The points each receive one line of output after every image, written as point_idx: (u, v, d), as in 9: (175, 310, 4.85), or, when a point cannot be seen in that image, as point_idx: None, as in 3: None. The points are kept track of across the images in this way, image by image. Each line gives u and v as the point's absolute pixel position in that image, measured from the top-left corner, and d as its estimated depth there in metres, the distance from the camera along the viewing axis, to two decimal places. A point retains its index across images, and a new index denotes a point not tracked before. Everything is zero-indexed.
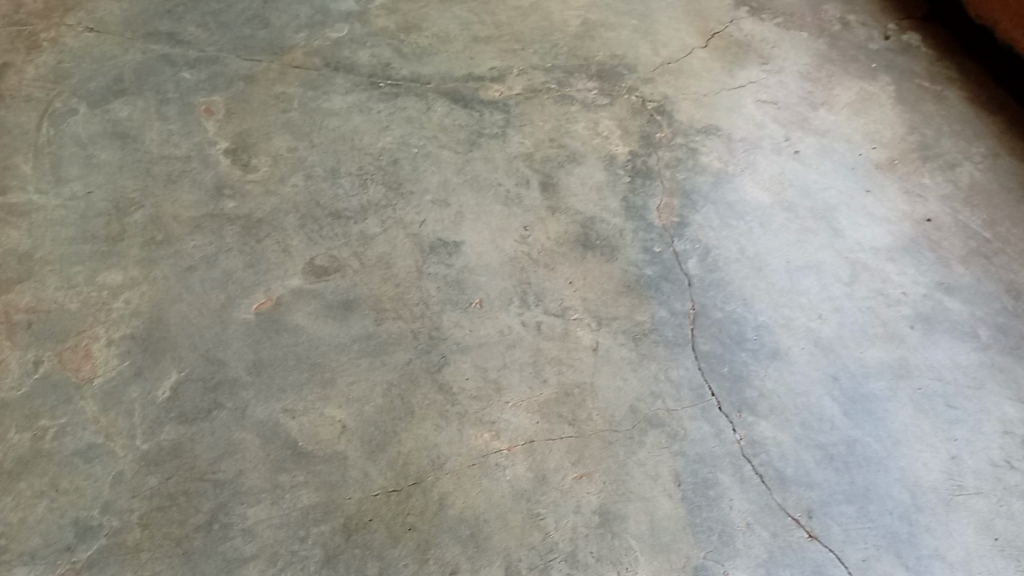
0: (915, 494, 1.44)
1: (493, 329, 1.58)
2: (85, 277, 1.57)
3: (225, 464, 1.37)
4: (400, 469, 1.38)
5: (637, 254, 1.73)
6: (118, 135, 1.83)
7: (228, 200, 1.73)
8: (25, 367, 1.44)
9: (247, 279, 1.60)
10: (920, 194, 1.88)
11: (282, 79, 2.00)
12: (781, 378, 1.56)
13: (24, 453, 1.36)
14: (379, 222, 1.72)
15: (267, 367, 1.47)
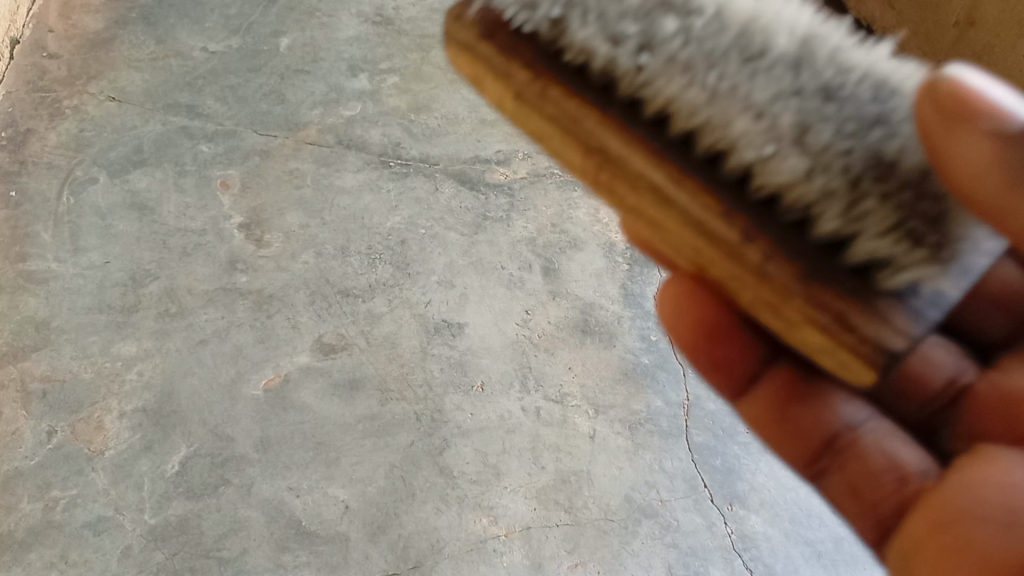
0: None
1: (493, 414, 1.61)
2: (99, 347, 1.61)
3: (230, 541, 1.40)
4: (400, 553, 1.43)
5: (634, 342, 1.77)
6: (136, 206, 1.89)
7: (240, 274, 1.78)
8: (39, 436, 1.49)
9: (257, 354, 1.64)
10: None
11: (296, 155, 2.07)
12: (772, 472, 1.61)
13: (36, 523, 1.40)
14: (386, 300, 1.78)
15: (273, 445, 1.51)
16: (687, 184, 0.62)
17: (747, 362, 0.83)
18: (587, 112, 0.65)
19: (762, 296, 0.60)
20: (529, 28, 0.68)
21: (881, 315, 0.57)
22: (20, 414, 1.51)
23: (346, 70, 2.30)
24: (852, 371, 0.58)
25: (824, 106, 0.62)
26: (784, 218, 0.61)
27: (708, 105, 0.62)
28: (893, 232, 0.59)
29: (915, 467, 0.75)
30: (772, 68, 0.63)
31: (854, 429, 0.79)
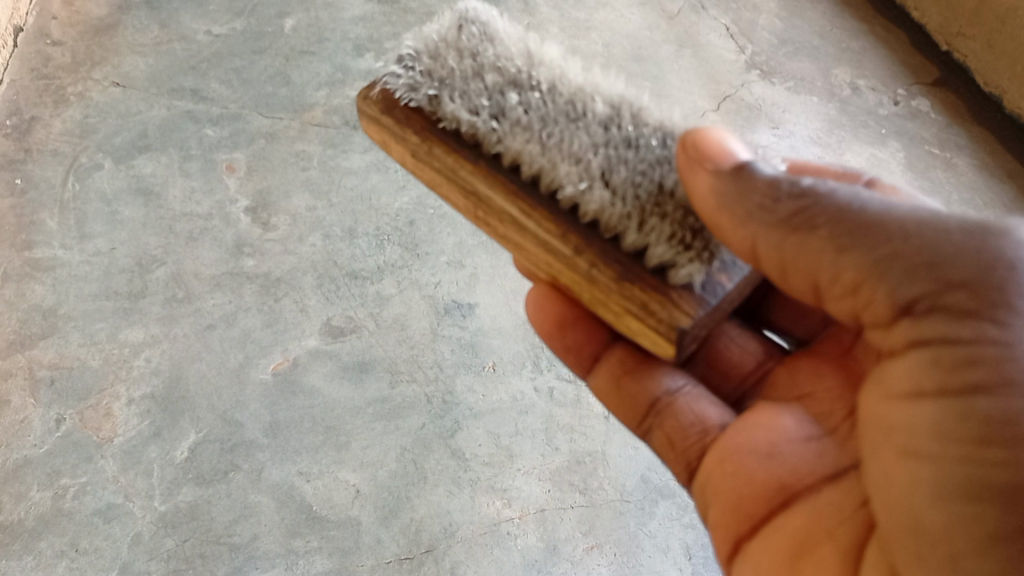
0: None
1: (505, 395, 1.58)
2: (106, 334, 1.59)
3: (241, 527, 1.39)
4: (413, 536, 1.40)
5: None
6: (142, 191, 1.87)
7: (248, 258, 1.76)
8: (47, 425, 1.47)
9: (265, 338, 1.62)
10: None
11: (302, 137, 2.04)
12: None
13: (46, 511, 1.39)
14: (395, 283, 1.75)
15: (283, 430, 1.49)
16: (533, 213, 0.81)
17: (594, 345, 0.99)
18: (462, 165, 0.85)
19: (595, 294, 0.79)
20: (417, 104, 0.88)
21: (674, 302, 0.74)
22: (28, 402, 1.50)
23: (352, 50, 2.26)
24: (661, 347, 0.75)
25: (626, 152, 0.82)
26: (606, 235, 0.79)
27: (541, 156, 0.81)
28: (674, 242, 0.77)
29: (716, 421, 0.93)
30: (588, 126, 0.83)
31: (671, 394, 0.94)
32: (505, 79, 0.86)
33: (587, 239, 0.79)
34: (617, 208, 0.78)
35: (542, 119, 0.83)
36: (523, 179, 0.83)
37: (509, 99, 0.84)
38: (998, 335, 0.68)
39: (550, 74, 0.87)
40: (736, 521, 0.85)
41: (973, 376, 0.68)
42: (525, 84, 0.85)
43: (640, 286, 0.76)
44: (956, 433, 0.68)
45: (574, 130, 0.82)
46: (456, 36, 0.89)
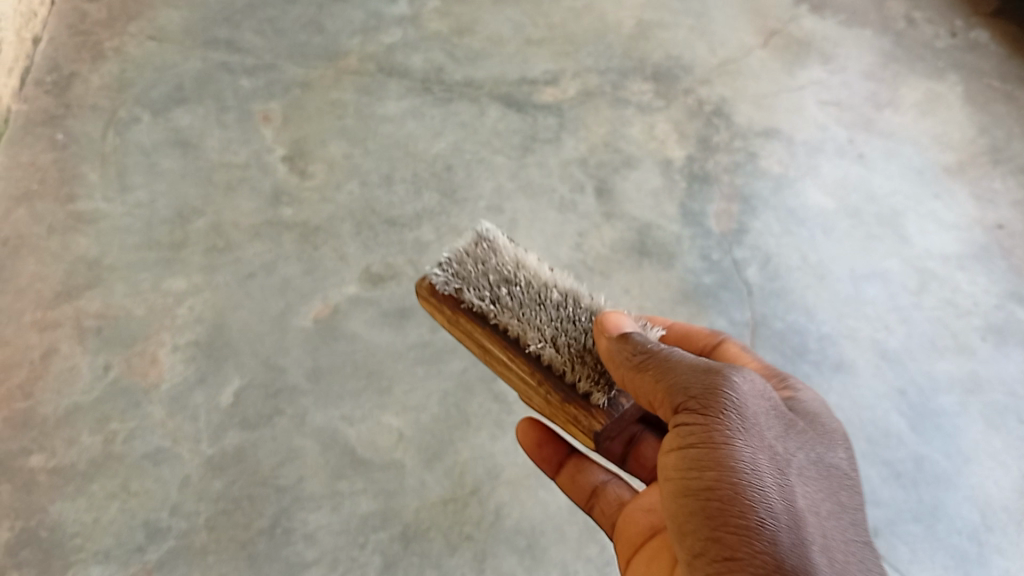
0: (986, 514, 1.37)
1: None
2: (150, 283, 1.60)
3: (286, 470, 1.36)
4: (457, 478, 1.37)
5: (694, 261, 1.70)
6: (180, 143, 1.87)
7: (286, 207, 1.75)
8: (95, 372, 1.46)
9: (305, 286, 1.61)
10: (991, 198, 1.86)
11: (337, 85, 2.01)
12: (845, 391, 1.51)
13: (97, 456, 1.37)
14: (433, 229, 1.73)
15: (325, 375, 1.48)
16: (511, 364, 0.98)
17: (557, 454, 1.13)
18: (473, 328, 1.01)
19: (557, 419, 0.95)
20: (446, 292, 1.03)
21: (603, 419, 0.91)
22: (76, 349, 1.49)
23: None
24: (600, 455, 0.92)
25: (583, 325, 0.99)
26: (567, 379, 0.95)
27: (522, 326, 0.97)
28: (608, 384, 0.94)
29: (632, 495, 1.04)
30: (556, 306, 0.99)
31: (603, 482, 1.08)
32: (501, 276, 1.01)
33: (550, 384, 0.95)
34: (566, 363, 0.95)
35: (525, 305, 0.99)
36: (512, 340, 0.99)
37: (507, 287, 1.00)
38: (702, 420, 0.76)
39: (534, 263, 1.04)
40: (626, 552, 0.95)
41: (690, 440, 0.76)
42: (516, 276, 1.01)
43: (580, 415, 0.92)
44: (682, 472, 0.76)
45: (538, 308, 0.98)
46: (473, 248, 1.04)
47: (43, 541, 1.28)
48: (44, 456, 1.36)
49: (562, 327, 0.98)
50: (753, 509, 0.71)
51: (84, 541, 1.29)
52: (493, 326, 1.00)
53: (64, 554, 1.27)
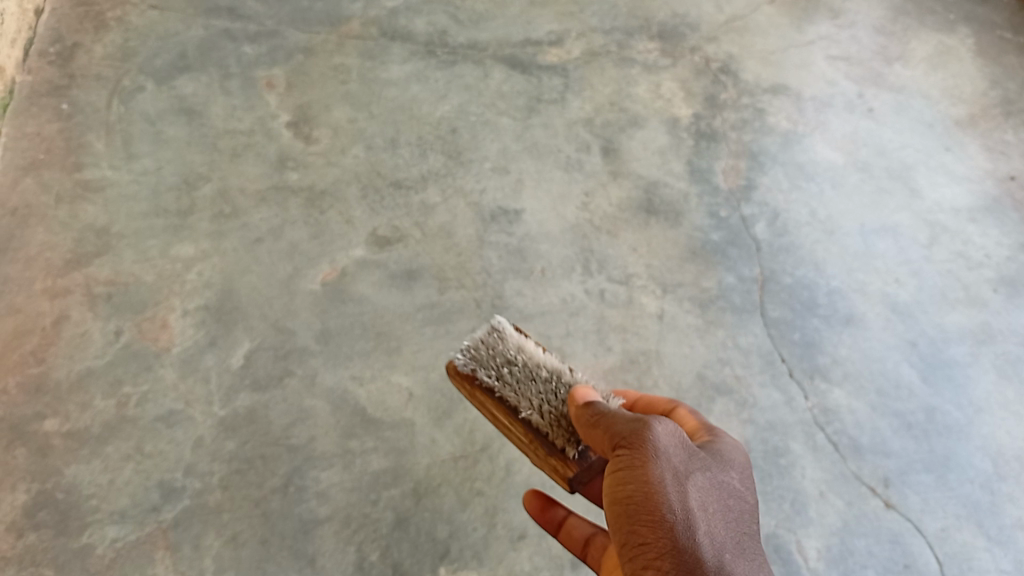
0: (998, 463, 1.37)
1: (556, 298, 1.56)
2: (159, 250, 1.60)
3: (298, 430, 1.37)
4: (467, 436, 1.37)
5: (702, 219, 1.70)
6: (185, 111, 1.86)
7: (292, 172, 1.75)
8: (106, 337, 1.47)
9: (313, 250, 1.62)
10: (1002, 150, 1.84)
11: (340, 50, 2.00)
12: (855, 344, 1.51)
13: (110, 419, 1.37)
14: (439, 191, 1.72)
15: (334, 336, 1.49)
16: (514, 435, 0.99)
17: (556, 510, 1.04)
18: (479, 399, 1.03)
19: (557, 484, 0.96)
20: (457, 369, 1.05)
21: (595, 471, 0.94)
22: (87, 315, 1.49)
23: None
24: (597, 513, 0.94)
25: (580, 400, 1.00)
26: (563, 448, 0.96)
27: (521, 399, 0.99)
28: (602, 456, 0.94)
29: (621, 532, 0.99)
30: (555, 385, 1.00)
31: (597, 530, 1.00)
32: (506, 359, 1.03)
33: (531, 435, 0.97)
34: (542, 416, 0.97)
35: (512, 374, 1.02)
36: (494, 397, 1.01)
37: (486, 352, 1.04)
38: (626, 443, 0.82)
39: (512, 329, 1.08)
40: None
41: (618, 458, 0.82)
42: (495, 340, 1.05)
43: (557, 464, 0.94)
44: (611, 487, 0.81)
45: (539, 387, 1.00)
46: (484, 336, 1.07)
47: (58, 503, 1.27)
48: (57, 419, 1.36)
49: (539, 383, 1.00)
50: (667, 511, 0.76)
51: (99, 503, 1.28)
52: (475, 385, 1.03)
53: (80, 515, 1.26)
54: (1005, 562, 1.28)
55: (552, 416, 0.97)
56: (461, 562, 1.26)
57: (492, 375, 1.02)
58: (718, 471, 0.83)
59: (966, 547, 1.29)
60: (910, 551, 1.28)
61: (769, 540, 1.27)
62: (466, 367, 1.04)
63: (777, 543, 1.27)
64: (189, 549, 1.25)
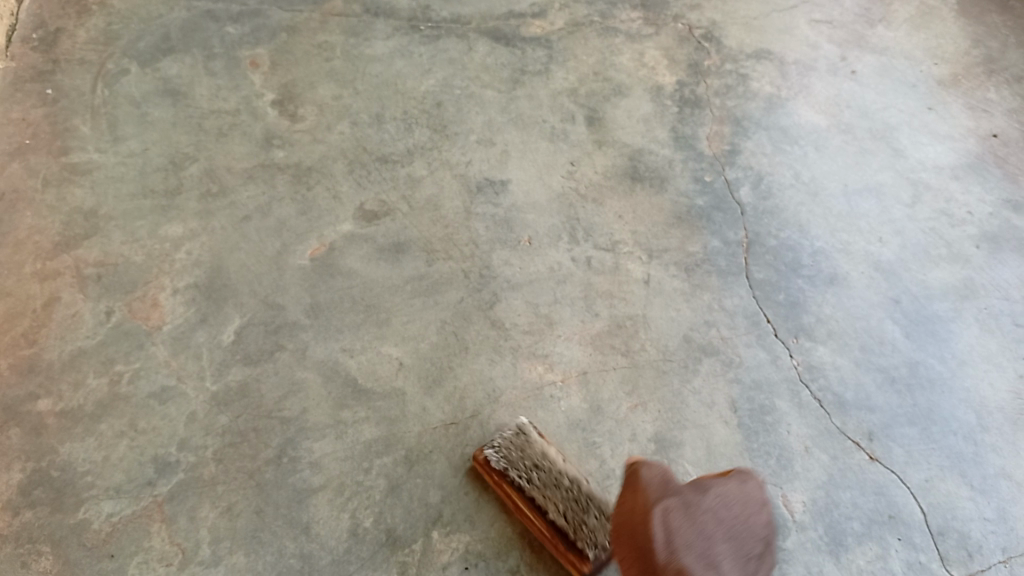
0: (982, 415, 1.39)
1: (543, 266, 1.57)
2: (147, 230, 1.61)
3: (290, 402, 1.38)
4: (457, 403, 1.39)
5: (687, 184, 1.71)
6: (169, 92, 1.87)
7: (278, 150, 1.76)
8: (97, 317, 1.48)
9: (300, 226, 1.63)
10: (986, 108, 1.85)
11: (323, 28, 2.00)
12: (840, 303, 1.52)
13: (103, 397, 1.38)
14: (425, 164, 1.74)
15: (323, 310, 1.50)
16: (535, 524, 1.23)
17: None
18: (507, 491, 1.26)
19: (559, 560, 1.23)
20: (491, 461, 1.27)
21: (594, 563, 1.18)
22: (78, 297, 1.50)
23: None
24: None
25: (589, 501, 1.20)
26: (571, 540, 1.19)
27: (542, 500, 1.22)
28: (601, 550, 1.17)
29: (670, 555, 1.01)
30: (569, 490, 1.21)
31: None
32: (535, 464, 1.24)
33: (552, 531, 1.21)
34: (563, 518, 1.20)
35: (539, 478, 1.23)
36: (523, 493, 1.24)
37: (517, 454, 1.26)
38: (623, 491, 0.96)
39: (538, 433, 1.28)
40: None
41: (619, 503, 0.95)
42: (523, 442, 1.27)
43: (574, 559, 1.18)
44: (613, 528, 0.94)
45: (559, 492, 1.21)
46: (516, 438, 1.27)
47: (55, 480, 1.29)
48: (51, 399, 1.37)
49: (562, 491, 1.21)
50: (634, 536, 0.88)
51: (95, 478, 1.29)
52: (505, 480, 1.26)
53: (76, 491, 1.28)
54: (989, 511, 1.29)
55: (569, 519, 1.19)
56: (453, 526, 1.27)
57: (522, 477, 1.24)
58: (698, 493, 0.89)
59: (950, 497, 1.30)
60: (894, 501, 1.29)
61: None
62: (499, 464, 1.26)
63: None
64: (184, 521, 1.26)
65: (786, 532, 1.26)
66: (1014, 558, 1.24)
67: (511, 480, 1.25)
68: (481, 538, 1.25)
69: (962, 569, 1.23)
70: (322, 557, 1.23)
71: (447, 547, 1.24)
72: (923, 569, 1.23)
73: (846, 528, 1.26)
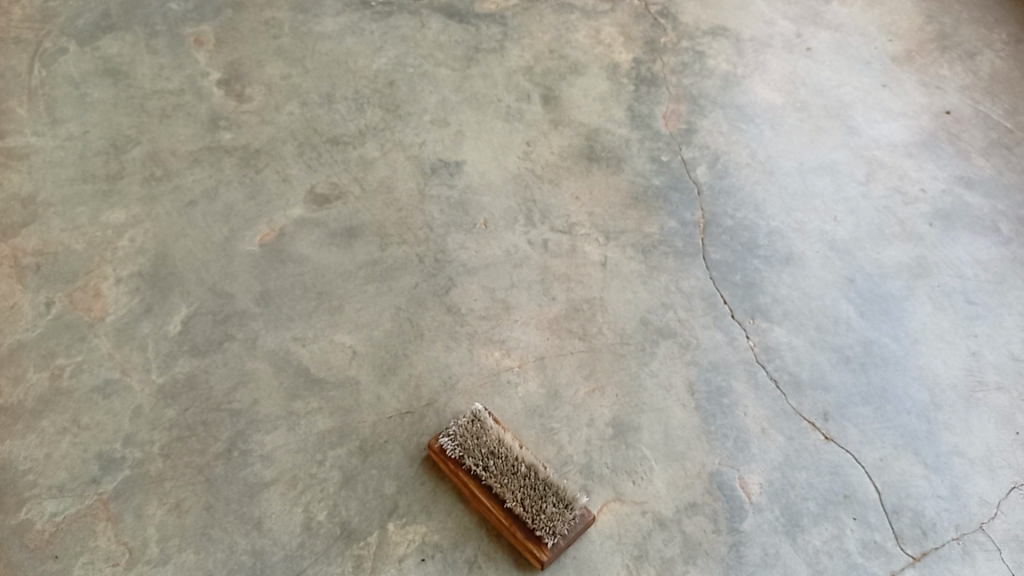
0: (935, 392, 1.40)
1: (499, 249, 1.55)
2: (88, 217, 1.55)
3: (240, 393, 1.35)
4: (413, 391, 1.36)
5: (644, 164, 1.69)
6: (110, 72, 1.79)
7: (224, 132, 1.70)
8: (37, 309, 1.42)
9: (248, 211, 1.58)
10: (939, 85, 1.85)
11: (271, 4, 1.94)
12: (796, 283, 1.52)
13: (44, 392, 1.33)
14: (378, 146, 1.69)
15: (274, 298, 1.46)
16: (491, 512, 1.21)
17: None
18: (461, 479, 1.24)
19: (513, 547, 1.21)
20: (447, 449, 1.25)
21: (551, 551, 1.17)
22: (16, 288, 1.44)
23: None
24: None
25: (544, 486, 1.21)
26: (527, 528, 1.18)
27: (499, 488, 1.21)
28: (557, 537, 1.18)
29: None
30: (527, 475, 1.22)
31: None
32: (491, 451, 1.24)
33: (511, 520, 1.20)
34: (519, 505, 1.19)
35: (495, 465, 1.23)
36: (479, 481, 1.23)
37: (473, 441, 1.25)
38: None
39: (492, 420, 1.28)
40: None
41: None
42: (478, 430, 1.26)
43: (534, 548, 1.17)
44: None
45: (516, 478, 1.21)
46: (471, 425, 1.27)
47: None
48: None
49: (520, 478, 1.21)
50: None
51: (37, 477, 1.25)
52: (461, 468, 1.24)
53: (18, 491, 1.23)
54: (941, 488, 1.30)
55: (529, 506, 1.19)
56: (410, 516, 1.24)
57: (478, 464, 1.23)
58: None
59: (904, 475, 1.31)
60: (849, 481, 1.30)
61: (713, 478, 1.29)
62: (455, 452, 1.24)
63: (721, 481, 1.29)
64: (131, 518, 1.22)
65: (743, 513, 1.26)
66: (967, 534, 1.25)
67: (467, 469, 1.24)
68: (438, 528, 1.23)
69: (916, 546, 1.24)
70: (274, 552, 1.19)
71: (404, 539, 1.21)
72: (878, 548, 1.23)
73: (802, 508, 1.27)
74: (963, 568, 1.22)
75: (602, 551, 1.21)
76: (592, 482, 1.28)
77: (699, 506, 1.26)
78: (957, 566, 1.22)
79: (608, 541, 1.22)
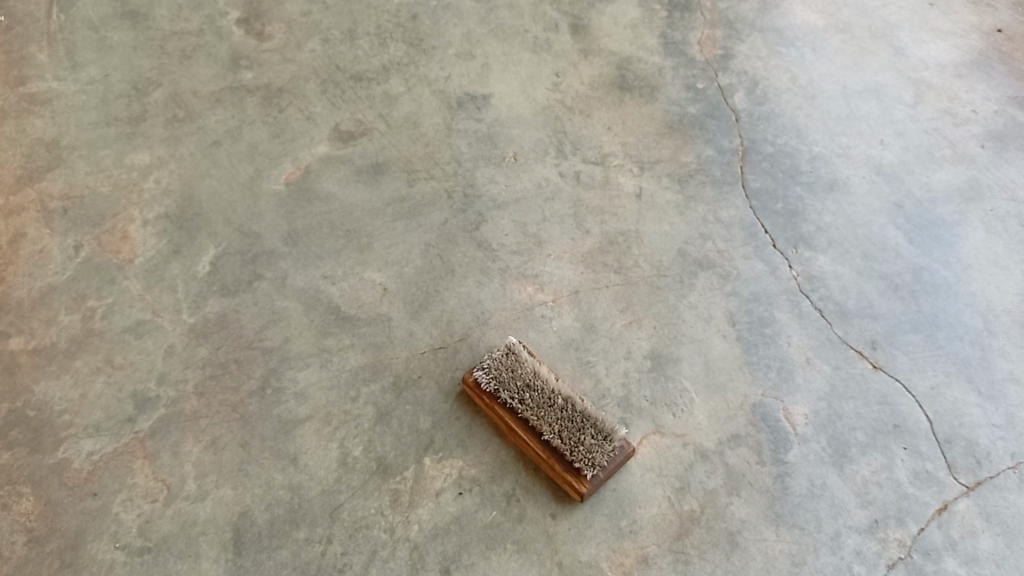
0: (988, 319, 1.34)
1: (530, 183, 1.50)
2: (113, 160, 1.53)
3: (271, 332, 1.33)
4: (445, 326, 1.34)
5: (679, 92, 1.62)
6: (128, 14, 1.76)
7: (246, 71, 1.66)
8: (66, 252, 1.41)
9: (273, 150, 1.55)
10: (990, 2, 1.75)
11: None
12: (840, 210, 1.46)
13: (76, 333, 1.32)
14: (402, 81, 1.65)
15: (302, 237, 1.44)
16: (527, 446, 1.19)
17: None
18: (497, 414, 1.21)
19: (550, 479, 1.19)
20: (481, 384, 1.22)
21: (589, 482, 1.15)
22: (45, 232, 1.43)
23: None
24: None
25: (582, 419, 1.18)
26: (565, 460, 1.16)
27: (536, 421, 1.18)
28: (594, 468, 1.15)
29: None
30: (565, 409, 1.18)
31: None
32: (526, 385, 1.20)
33: (548, 453, 1.17)
34: (556, 438, 1.16)
35: (531, 399, 1.19)
36: (515, 415, 1.20)
37: (508, 374, 1.22)
38: None
39: (527, 352, 1.25)
40: None
41: None
42: (513, 362, 1.23)
43: (572, 480, 1.15)
44: None
45: (552, 412, 1.18)
46: (505, 359, 1.23)
47: (31, 421, 1.24)
48: (23, 338, 1.31)
49: (556, 411, 1.18)
50: None
51: (73, 417, 1.24)
52: (497, 402, 1.21)
53: (54, 431, 1.23)
54: (996, 416, 1.25)
55: (567, 438, 1.16)
56: (446, 451, 1.22)
57: (513, 398, 1.20)
58: None
59: (956, 404, 1.26)
60: (898, 410, 1.25)
61: (756, 410, 1.25)
62: (489, 386, 1.22)
63: (764, 412, 1.25)
64: (168, 456, 1.21)
65: (788, 444, 1.22)
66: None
67: (502, 403, 1.21)
68: (475, 463, 1.21)
69: (970, 476, 1.19)
70: (311, 488, 1.18)
71: (440, 473, 1.20)
72: (929, 478, 1.19)
73: (849, 438, 1.23)
74: (1020, 496, 1.18)
75: (643, 483, 1.18)
76: (631, 415, 1.24)
77: (743, 437, 1.22)
78: (1013, 494, 1.18)
79: (648, 473, 1.19)
